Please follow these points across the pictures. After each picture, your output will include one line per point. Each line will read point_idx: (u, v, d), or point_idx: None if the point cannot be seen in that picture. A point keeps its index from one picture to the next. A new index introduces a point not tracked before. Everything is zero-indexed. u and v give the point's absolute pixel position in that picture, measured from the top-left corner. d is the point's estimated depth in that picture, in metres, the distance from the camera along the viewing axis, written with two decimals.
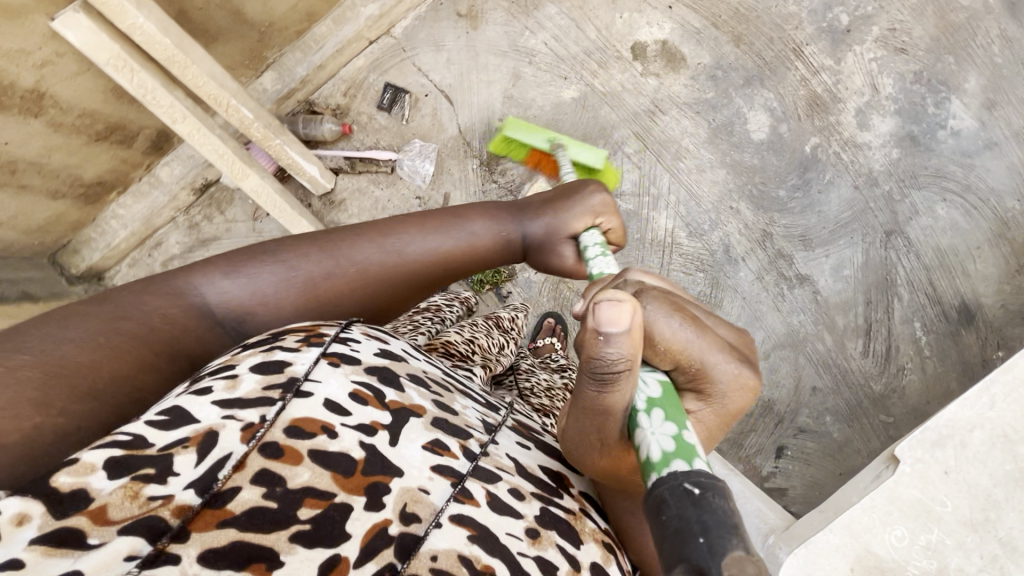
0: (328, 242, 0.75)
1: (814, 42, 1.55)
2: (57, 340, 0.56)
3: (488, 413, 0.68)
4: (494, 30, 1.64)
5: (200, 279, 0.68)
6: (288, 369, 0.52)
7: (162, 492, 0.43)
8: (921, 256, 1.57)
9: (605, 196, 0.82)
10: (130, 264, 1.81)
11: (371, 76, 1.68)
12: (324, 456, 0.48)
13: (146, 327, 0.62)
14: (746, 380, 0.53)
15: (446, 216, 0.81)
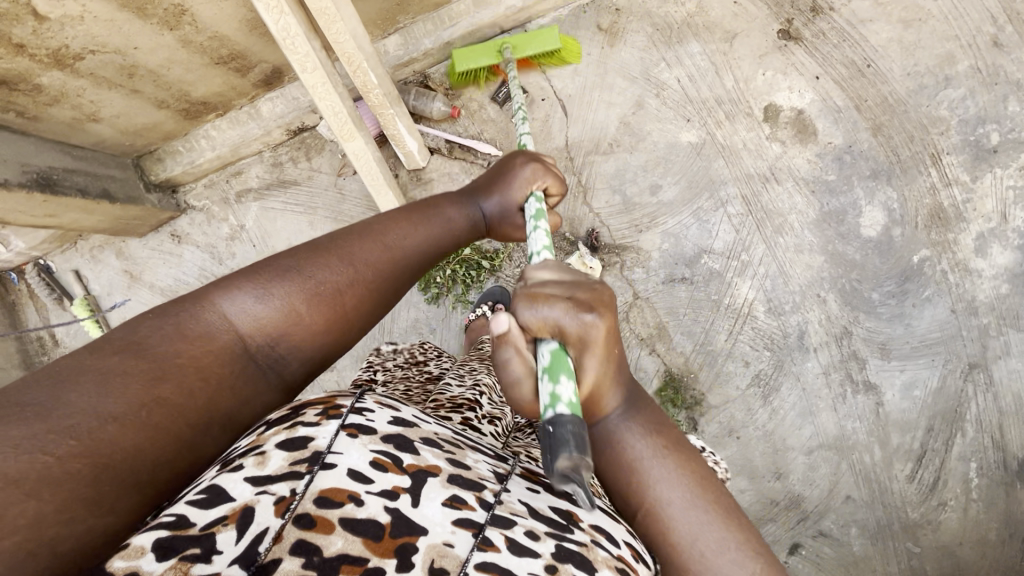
0: (342, 244, 0.65)
1: (955, 152, 1.48)
2: (97, 408, 0.45)
3: (499, 462, 0.62)
4: (630, 53, 1.58)
5: (220, 301, 0.56)
6: (311, 442, 0.49)
7: (207, 571, 0.41)
8: (998, 398, 1.51)
9: (535, 164, 0.82)
10: (207, 185, 1.80)
11: (493, 65, 1.63)
12: (351, 524, 0.45)
13: (179, 386, 0.49)
14: (597, 323, 0.55)
15: (421, 207, 0.75)
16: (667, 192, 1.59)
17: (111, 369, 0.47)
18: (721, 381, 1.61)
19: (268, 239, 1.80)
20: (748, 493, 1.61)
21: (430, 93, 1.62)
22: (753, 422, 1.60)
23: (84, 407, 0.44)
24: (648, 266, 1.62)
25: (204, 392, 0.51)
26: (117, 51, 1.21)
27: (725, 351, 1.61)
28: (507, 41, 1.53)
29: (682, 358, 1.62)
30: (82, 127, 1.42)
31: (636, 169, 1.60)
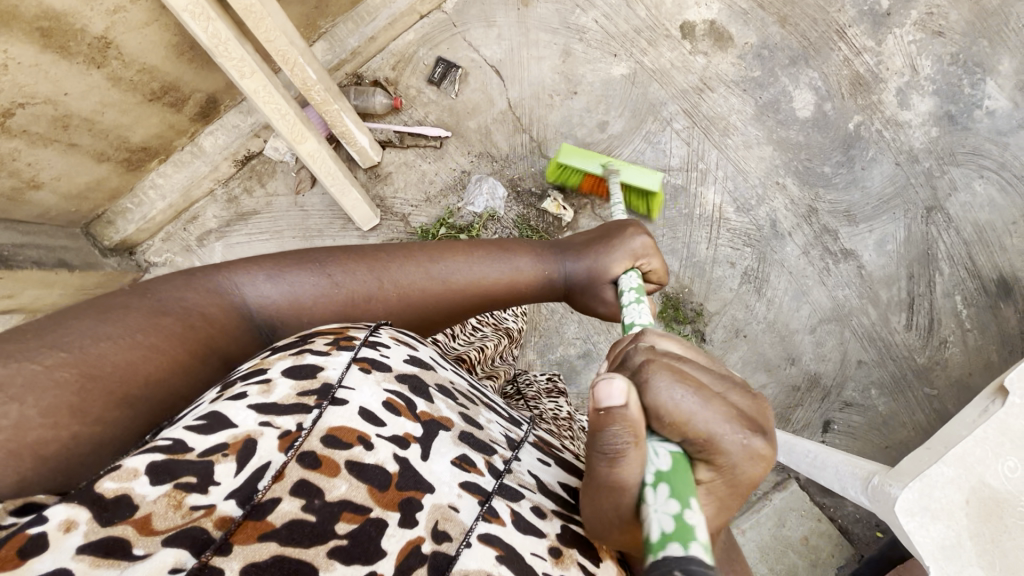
0: (377, 256, 0.80)
1: (855, 24, 1.61)
2: (95, 339, 0.57)
3: (511, 425, 0.69)
4: (545, 8, 1.66)
5: (242, 278, 0.71)
6: (321, 374, 0.55)
7: (204, 501, 0.45)
8: (960, 231, 1.62)
9: (645, 239, 0.86)
10: (164, 238, 1.76)
11: (421, 50, 1.69)
12: (360, 468, 0.50)
13: (172, 341, 0.62)
14: (758, 449, 0.50)
15: (493, 247, 0.87)
16: (615, 125, 1.67)
17: (128, 316, 0.61)
18: (714, 288, 1.67)
19: None
20: (770, 386, 1.65)
21: (369, 89, 1.65)
22: (754, 317, 1.66)
23: (79, 340, 0.56)
24: None
25: (196, 343, 0.64)
26: (47, 100, 1.20)
27: (709, 259, 1.67)
28: (614, 161, 1.40)
29: (673, 277, 1.67)
30: (23, 198, 1.38)
31: (580, 112, 1.67)
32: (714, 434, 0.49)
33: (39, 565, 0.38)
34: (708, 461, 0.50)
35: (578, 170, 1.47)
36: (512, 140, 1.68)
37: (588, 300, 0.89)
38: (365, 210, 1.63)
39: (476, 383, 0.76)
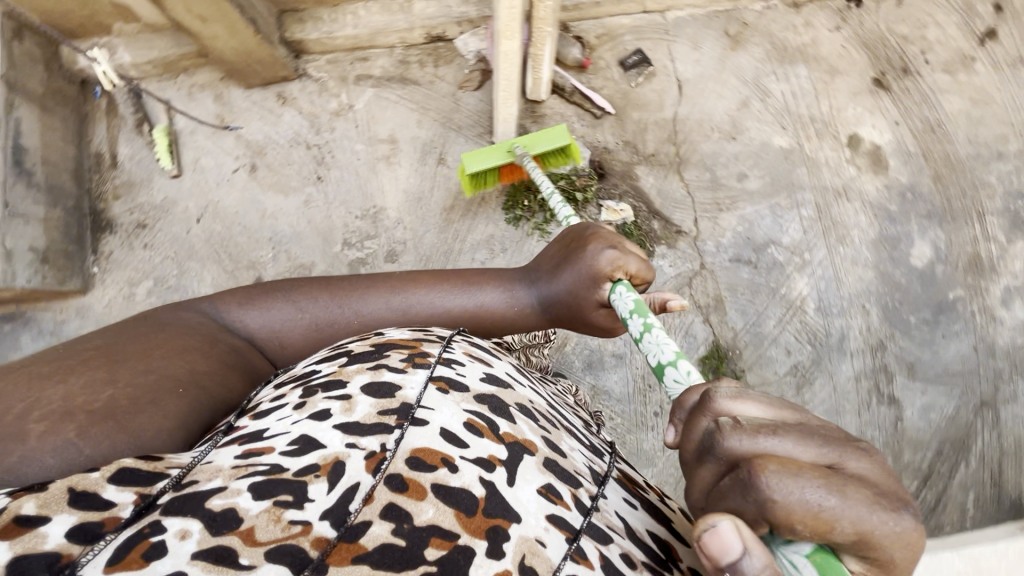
0: (338, 289, 1.04)
1: (997, 215, 1.72)
2: (123, 343, 0.82)
3: (593, 459, 0.86)
4: (747, 60, 1.82)
5: (221, 310, 1.00)
6: (397, 395, 0.72)
7: (300, 518, 0.59)
8: (1001, 438, 1.65)
9: (610, 251, 1.01)
10: (330, 60, 1.89)
11: (628, 36, 1.84)
12: (447, 489, 0.64)
13: (178, 346, 0.85)
14: (903, 526, 0.52)
15: (458, 282, 1.08)
16: (752, 182, 1.77)
17: (139, 331, 0.87)
18: (761, 364, 1.71)
19: (372, 127, 1.87)
20: None
21: (571, 40, 1.80)
22: None
23: (108, 347, 0.80)
24: (720, 240, 1.76)
25: (196, 340, 0.89)
26: None
27: (771, 336, 1.72)
28: (517, 143, 1.63)
29: (731, 333, 1.72)
30: None
31: (729, 156, 1.78)
32: (864, 531, 0.52)
33: (160, 566, 0.52)
34: (862, 551, 0.53)
35: (488, 169, 1.68)
36: (660, 146, 1.80)
37: (567, 317, 1.09)
38: (511, 128, 1.75)
39: (556, 410, 0.92)
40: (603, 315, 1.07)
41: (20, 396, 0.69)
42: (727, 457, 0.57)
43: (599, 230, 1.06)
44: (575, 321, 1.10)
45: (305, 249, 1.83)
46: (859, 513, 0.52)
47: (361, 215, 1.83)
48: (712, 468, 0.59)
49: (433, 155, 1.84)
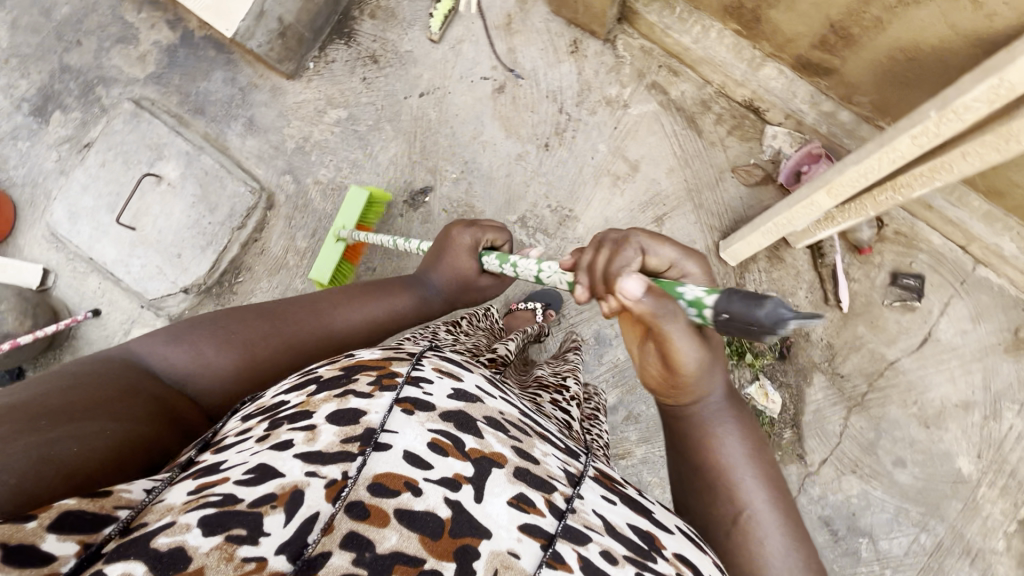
0: (264, 309, 0.91)
1: None
2: (15, 395, 0.64)
3: (568, 460, 0.71)
4: (1008, 371, 1.57)
5: (137, 348, 0.81)
6: (362, 419, 0.58)
7: (254, 552, 0.46)
8: None
9: (468, 230, 1.11)
10: (644, 49, 1.70)
11: (923, 256, 1.59)
12: (410, 514, 0.52)
13: (106, 386, 0.71)
14: (688, 254, 0.77)
15: (365, 290, 1.03)
16: (904, 472, 1.58)
17: (34, 382, 0.68)
18: None
19: (627, 139, 1.70)
20: None
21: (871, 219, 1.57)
22: None
23: (11, 398, 0.63)
24: (827, 493, 1.59)
25: (117, 385, 0.72)
26: None
27: None
28: (337, 227, 1.58)
29: None
30: None
31: (906, 434, 1.59)
32: (680, 263, 0.77)
33: None
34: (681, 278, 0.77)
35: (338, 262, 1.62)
36: (855, 374, 1.60)
37: (459, 296, 1.16)
38: (745, 252, 1.58)
39: (527, 411, 0.77)
40: (485, 281, 1.16)
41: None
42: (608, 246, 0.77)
43: (453, 220, 1.16)
44: (466, 296, 1.17)
45: (486, 196, 1.75)
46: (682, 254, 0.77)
47: (553, 209, 1.72)
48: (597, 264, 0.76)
49: (657, 210, 1.69)
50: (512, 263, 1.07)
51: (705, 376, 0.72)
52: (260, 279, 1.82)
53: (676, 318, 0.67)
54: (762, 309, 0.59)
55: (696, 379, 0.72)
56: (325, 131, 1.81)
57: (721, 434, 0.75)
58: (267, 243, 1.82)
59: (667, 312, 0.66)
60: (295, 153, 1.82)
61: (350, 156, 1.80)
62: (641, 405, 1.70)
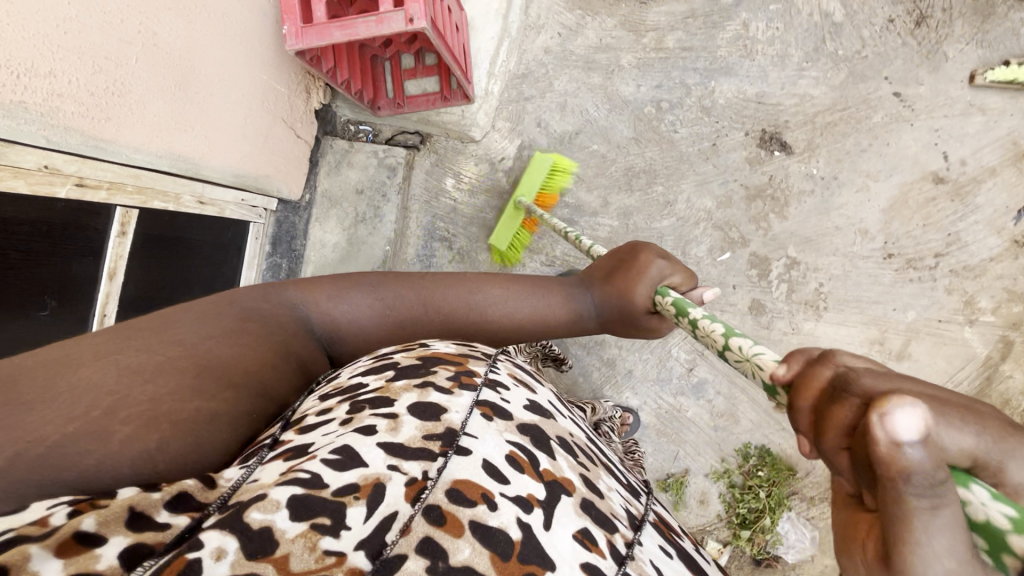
0: (416, 281, 0.94)
1: None
2: (200, 335, 0.70)
3: (630, 500, 0.74)
4: None
5: (305, 296, 0.87)
6: (444, 420, 0.63)
7: (336, 547, 0.50)
8: None
9: (658, 262, 0.96)
10: None
11: None
12: (484, 530, 0.55)
13: (238, 338, 0.74)
14: None
15: (528, 283, 0.99)
16: None
17: (191, 321, 0.72)
18: None
19: (930, 337, 1.50)
20: None
21: None
22: None
23: (194, 344, 0.69)
24: None
25: (271, 343, 0.77)
26: None
27: None
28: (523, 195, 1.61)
29: None
30: None
31: None
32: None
33: None
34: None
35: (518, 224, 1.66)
36: None
37: (618, 327, 1.01)
38: None
39: (592, 443, 0.84)
40: (653, 321, 0.99)
41: (102, 383, 0.58)
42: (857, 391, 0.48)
43: (631, 245, 1.02)
44: (625, 327, 1.01)
45: (804, 214, 1.56)
46: (1011, 451, 0.42)
47: (818, 289, 1.55)
48: (844, 410, 0.49)
49: None
50: (693, 319, 0.85)
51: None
52: (613, 17, 1.65)
53: (942, 517, 0.40)
54: None
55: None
56: (808, 8, 1.55)
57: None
58: (655, 7, 1.62)
59: (927, 523, 0.40)
60: None
61: (790, 47, 1.56)
62: (648, 446, 1.66)
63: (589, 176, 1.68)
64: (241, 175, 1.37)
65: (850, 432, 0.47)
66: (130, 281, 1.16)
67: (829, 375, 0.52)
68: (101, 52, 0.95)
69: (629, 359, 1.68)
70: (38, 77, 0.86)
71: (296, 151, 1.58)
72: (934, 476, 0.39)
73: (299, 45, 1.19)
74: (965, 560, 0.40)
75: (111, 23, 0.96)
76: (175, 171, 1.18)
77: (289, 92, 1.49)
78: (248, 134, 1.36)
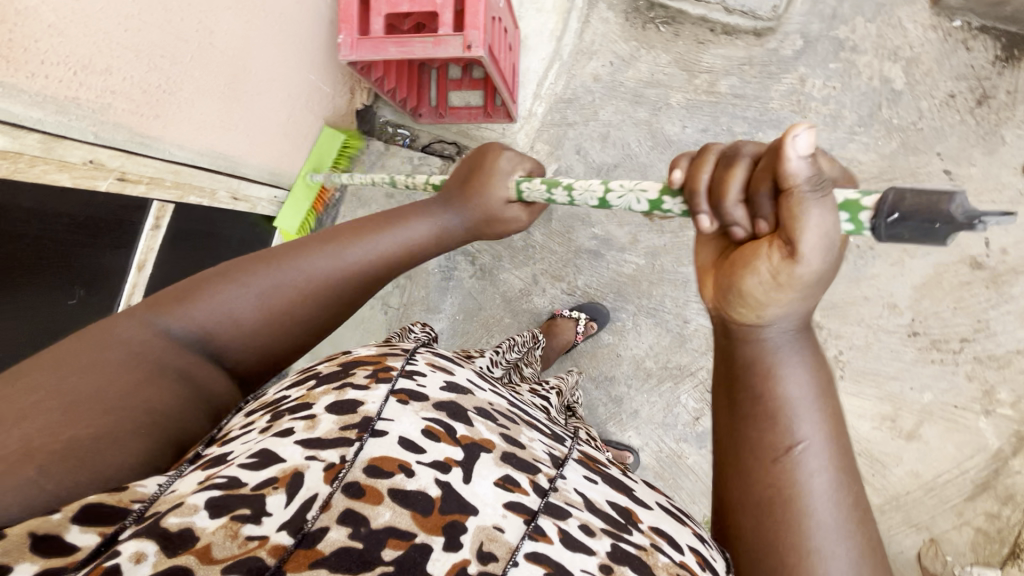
0: (263, 258, 0.77)
1: None
2: (62, 377, 0.58)
3: (554, 444, 0.72)
4: None
5: (141, 317, 0.69)
6: (360, 408, 0.59)
7: (257, 531, 0.49)
8: None
9: (506, 152, 0.94)
10: None
11: None
12: (405, 493, 0.54)
13: (136, 364, 0.64)
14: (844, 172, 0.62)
15: (385, 218, 0.86)
16: None
17: (45, 370, 0.59)
18: None
19: (942, 420, 1.48)
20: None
21: None
22: None
23: (57, 384, 0.57)
24: None
25: (149, 370, 0.64)
26: None
27: None
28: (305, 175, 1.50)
29: None
30: None
31: None
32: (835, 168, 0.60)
33: None
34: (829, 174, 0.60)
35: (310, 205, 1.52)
36: None
37: (485, 232, 0.96)
38: None
39: (515, 404, 0.79)
40: (514, 212, 0.95)
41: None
42: (747, 151, 0.61)
43: (484, 147, 0.97)
44: (494, 230, 0.96)
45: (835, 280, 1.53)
46: (842, 173, 0.62)
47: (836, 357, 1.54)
48: (734, 172, 0.60)
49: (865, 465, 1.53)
50: (565, 188, 0.89)
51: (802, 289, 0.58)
52: (668, 53, 1.62)
53: (823, 206, 0.55)
54: (957, 195, 0.54)
55: (804, 279, 0.57)
56: (868, 72, 1.51)
57: (783, 365, 0.60)
58: (712, 49, 1.59)
59: (816, 203, 0.55)
60: (831, 44, 1.53)
61: (845, 109, 1.52)
62: None
63: (621, 212, 1.66)
64: (276, 173, 1.37)
65: (746, 184, 0.59)
66: (158, 271, 1.15)
67: (714, 162, 0.63)
68: (158, 51, 0.94)
69: (637, 399, 1.67)
70: (94, 73, 0.86)
71: (331, 152, 1.56)
72: (815, 170, 0.55)
73: (353, 56, 1.17)
74: (824, 234, 0.56)
75: (171, 22, 0.94)
76: (214, 168, 1.17)
77: (334, 93, 1.47)
78: (288, 133, 1.34)
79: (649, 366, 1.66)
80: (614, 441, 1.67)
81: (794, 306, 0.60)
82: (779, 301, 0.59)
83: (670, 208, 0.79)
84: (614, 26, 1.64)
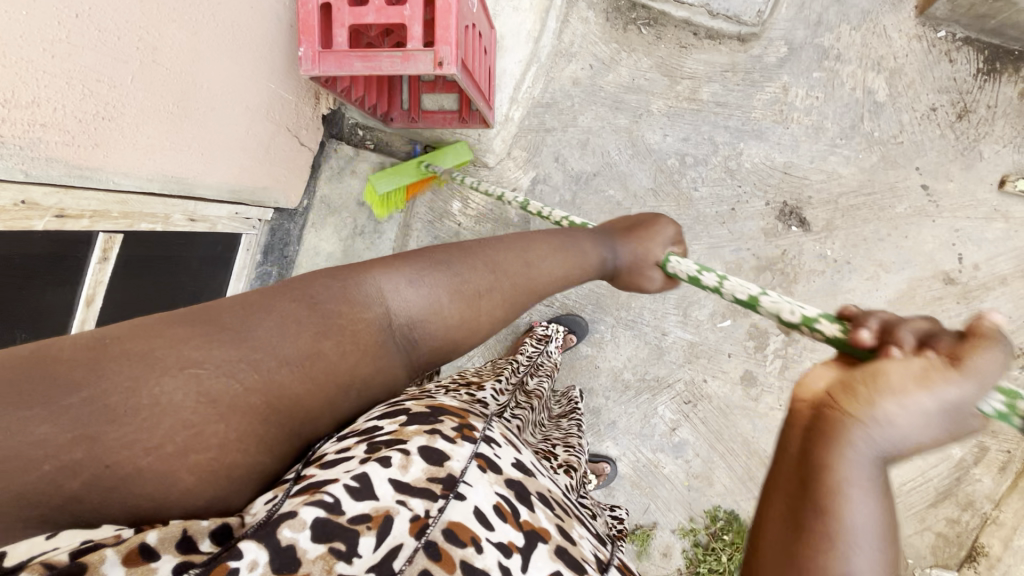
0: (479, 248, 0.71)
1: None
2: (237, 354, 0.51)
3: (597, 544, 0.61)
4: None
5: (368, 282, 0.62)
6: (445, 463, 0.52)
7: (347, 569, 0.43)
8: None
9: (670, 223, 0.88)
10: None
11: None
12: (470, 570, 0.46)
13: (332, 365, 0.56)
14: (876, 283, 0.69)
15: (567, 238, 0.80)
16: None
17: (229, 336, 0.51)
18: None
19: None
20: None
21: None
22: None
23: (228, 361, 0.50)
24: None
25: (341, 365, 0.57)
26: None
27: None
28: (426, 159, 1.56)
29: None
30: None
31: None
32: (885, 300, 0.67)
33: None
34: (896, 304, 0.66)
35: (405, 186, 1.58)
36: None
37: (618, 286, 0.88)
38: None
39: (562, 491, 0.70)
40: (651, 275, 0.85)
41: (179, 410, 0.46)
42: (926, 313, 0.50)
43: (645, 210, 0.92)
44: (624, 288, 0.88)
45: (812, 294, 1.53)
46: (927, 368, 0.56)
47: None
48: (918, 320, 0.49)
49: None
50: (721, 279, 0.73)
51: (937, 435, 0.42)
52: (648, 58, 1.56)
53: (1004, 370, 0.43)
54: None
55: (951, 428, 0.43)
56: (851, 82, 1.48)
57: (858, 496, 0.41)
58: (693, 56, 1.54)
59: (1000, 362, 0.43)
60: (814, 52, 1.49)
61: (827, 120, 1.50)
62: (621, 496, 1.67)
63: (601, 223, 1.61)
64: (236, 190, 1.29)
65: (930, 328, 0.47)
66: (108, 304, 1.09)
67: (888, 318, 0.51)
68: (92, 74, 0.85)
69: (615, 410, 1.67)
70: (19, 108, 0.76)
71: (298, 160, 1.48)
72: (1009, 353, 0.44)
73: (315, 70, 1.09)
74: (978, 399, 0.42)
75: (105, 42, 0.85)
76: (165, 192, 1.09)
77: (297, 99, 1.38)
78: (247, 147, 1.26)
79: (627, 378, 1.66)
80: (592, 451, 1.68)
81: (913, 437, 0.42)
82: (904, 418, 0.42)
83: (822, 329, 0.59)
84: (594, 28, 1.57)
